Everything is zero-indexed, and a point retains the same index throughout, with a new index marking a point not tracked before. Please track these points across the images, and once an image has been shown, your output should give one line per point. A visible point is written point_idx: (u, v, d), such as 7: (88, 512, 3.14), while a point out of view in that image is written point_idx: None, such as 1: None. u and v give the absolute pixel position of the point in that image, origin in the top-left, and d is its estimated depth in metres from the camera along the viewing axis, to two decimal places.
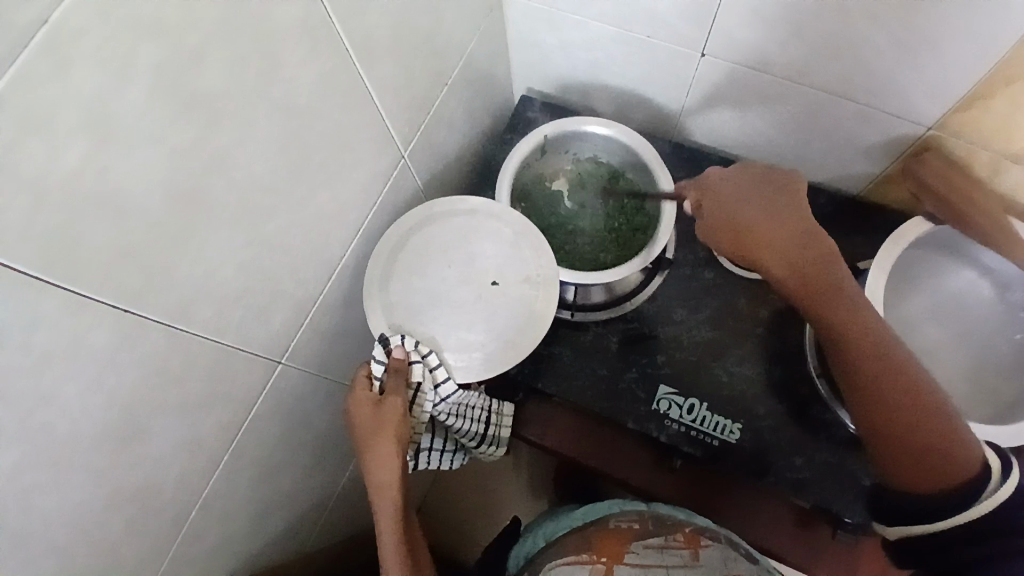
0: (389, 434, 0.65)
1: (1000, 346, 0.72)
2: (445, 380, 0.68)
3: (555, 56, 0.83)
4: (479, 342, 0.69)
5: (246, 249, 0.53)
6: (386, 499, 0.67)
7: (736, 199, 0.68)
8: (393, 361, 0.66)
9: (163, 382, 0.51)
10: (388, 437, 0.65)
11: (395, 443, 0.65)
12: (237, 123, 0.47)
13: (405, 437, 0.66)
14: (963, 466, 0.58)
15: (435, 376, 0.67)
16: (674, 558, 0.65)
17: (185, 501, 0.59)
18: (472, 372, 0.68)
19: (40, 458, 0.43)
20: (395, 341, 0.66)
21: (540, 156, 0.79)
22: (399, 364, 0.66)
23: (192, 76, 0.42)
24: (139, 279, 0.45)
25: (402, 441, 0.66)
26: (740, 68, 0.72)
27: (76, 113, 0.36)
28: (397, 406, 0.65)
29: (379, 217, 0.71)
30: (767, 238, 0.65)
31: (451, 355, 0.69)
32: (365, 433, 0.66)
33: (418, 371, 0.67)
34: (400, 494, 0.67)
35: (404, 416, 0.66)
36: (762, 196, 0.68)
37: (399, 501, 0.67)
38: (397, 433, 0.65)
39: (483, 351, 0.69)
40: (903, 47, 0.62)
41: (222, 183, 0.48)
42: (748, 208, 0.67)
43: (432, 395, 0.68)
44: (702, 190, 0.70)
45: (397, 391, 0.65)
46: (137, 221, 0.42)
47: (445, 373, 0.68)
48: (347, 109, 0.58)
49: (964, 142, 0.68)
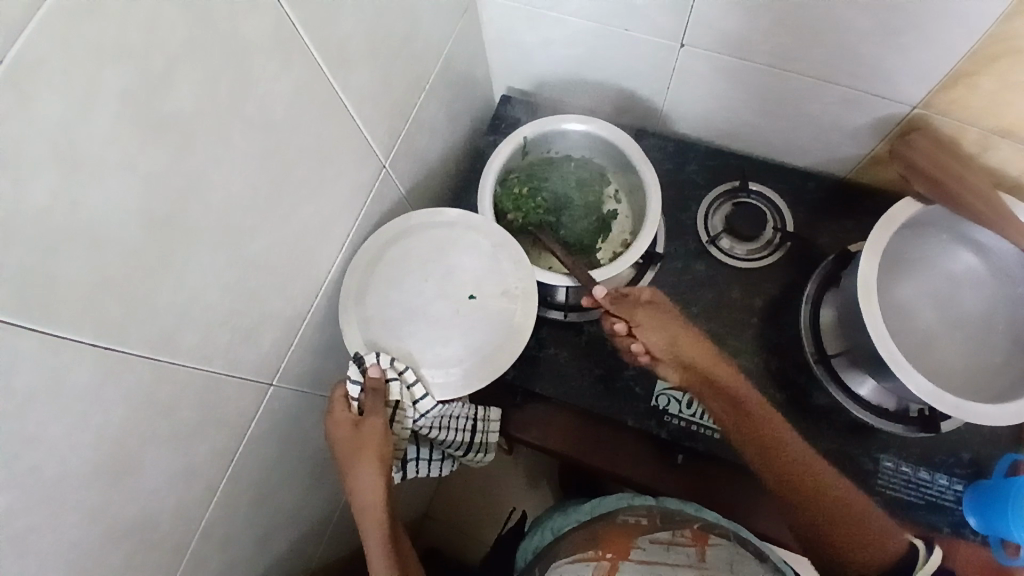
0: (370, 453, 0.64)
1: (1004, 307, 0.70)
2: (423, 396, 0.66)
3: (534, 53, 0.82)
4: (456, 357, 0.68)
5: (228, 272, 0.52)
6: (371, 519, 0.66)
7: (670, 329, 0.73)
8: (368, 380, 0.64)
9: (152, 415, 0.50)
10: (370, 457, 0.64)
11: (376, 463, 0.64)
12: (210, 146, 0.46)
13: (388, 456, 0.65)
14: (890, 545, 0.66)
15: (413, 393, 0.66)
16: (679, 557, 0.64)
17: (183, 531, 0.58)
18: (450, 389, 0.67)
19: (31, 503, 0.42)
20: (370, 360, 0.64)
21: (521, 158, 0.78)
22: (376, 383, 0.64)
23: (159, 102, 0.40)
24: (118, 313, 0.44)
25: (384, 460, 0.65)
26: (720, 55, 0.71)
27: (40, 149, 0.35)
28: (377, 426, 0.64)
29: (364, 228, 0.70)
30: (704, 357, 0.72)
31: (427, 371, 0.67)
32: (347, 453, 0.64)
33: (396, 389, 0.66)
34: (387, 512, 0.66)
35: (384, 434, 0.65)
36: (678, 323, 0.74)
37: (387, 519, 0.66)
38: (379, 451, 0.64)
39: (461, 367, 0.68)
40: (884, 27, 0.61)
41: (200, 207, 0.47)
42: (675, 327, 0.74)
43: (412, 412, 0.67)
44: (640, 305, 0.73)
45: (376, 409, 0.64)
46: (112, 254, 0.41)
47: (423, 390, 0.66)
48: (324, 122, 0.57)
49: (950, 120, 0.67)
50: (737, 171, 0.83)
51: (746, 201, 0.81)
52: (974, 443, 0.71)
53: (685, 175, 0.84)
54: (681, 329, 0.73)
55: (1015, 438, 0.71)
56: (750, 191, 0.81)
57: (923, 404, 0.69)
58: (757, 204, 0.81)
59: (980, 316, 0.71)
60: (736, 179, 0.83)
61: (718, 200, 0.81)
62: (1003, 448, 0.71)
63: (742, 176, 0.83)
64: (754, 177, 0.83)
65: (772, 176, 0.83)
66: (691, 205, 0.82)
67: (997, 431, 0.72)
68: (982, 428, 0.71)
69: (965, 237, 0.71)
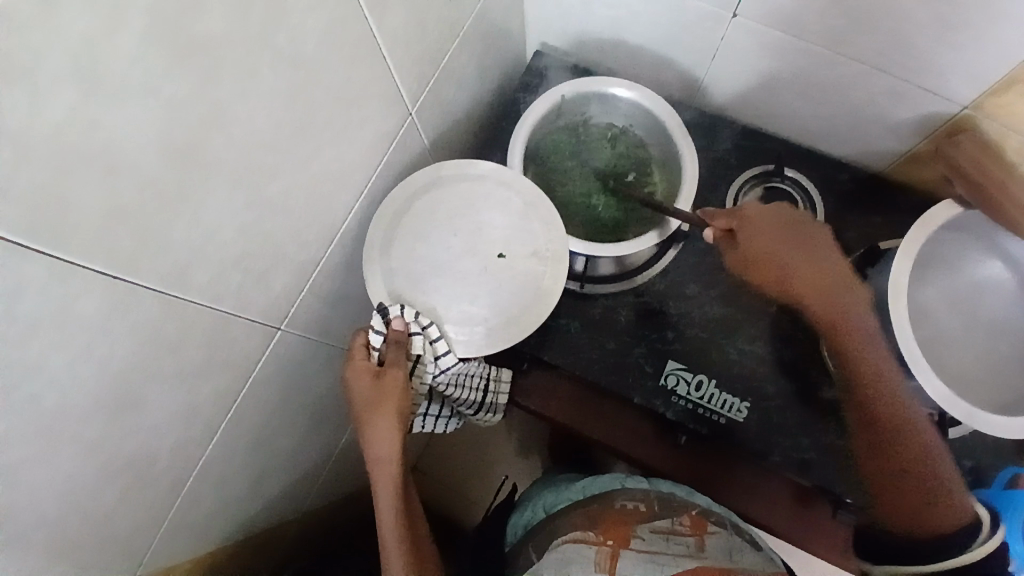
0: (390, 405, 0.62)
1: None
2: (445, 352, 0.65)
3: (574, 11, 0.78)
4: (482, 315, 0.66)
5: (245, 211, 0.50)
6: (384, 474, 0.65)
7: (772, 248, 0.68)
8: (391, 333, 0.62)
9: (157, 352, 0.48)
10: (388, 409, 0.62)
11: (395, 416, 0.63)
12: (237, 76, 0.43)
13: (406, 412, 0.64)
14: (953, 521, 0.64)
15: (435, 348, 0.65)
16: (679, 546, 0.61)
17: (180, 469, 0.57)
18: (472, 347, 0.66)
19: (27, 432, 0.40)
20: (395, 311, 0.62)
21: (556, 116, 0.75)
22: (399, 336, 0.63)
23: (188, 23, 0.37)
24: (131, 244, 0.41)
25: (402, 414, 0.63)
26: (770, 30, 0.68)
27: (59, 61, 0.32)
28: (399, 378, 0.62)
29: (386, 176, 0.67)
30: (797, 279, 0.68)
31: (451, 329, 0.66)
32: (365, 404, 0.62)
33: (419, 343, 0.64)
34: (399, 469, 0.65)
35: (405, 387, 0.63)
36: (792, 241, 0.68)
37: (398, 476, 0.65)
38: (398, 407, 0.62)
39: (485, 326, 0.66)
40: (947, 20, 0.58)
41: (221, 140, 0.44)
42: (779, 245, 0.68)
43: (433, 366, 0.66)
44: (736, 218, 0.68)
45: (398, 362, 0.62)
46: (129, 181, 0.39)
47: (445, 346, 0.65)
48: (355, 61, 0.54)
49: (998, 125, 0.65)
50: (771, 155, 0.81)
51: (778, 186, 0.79)
52: (977, 452, 0.71)
53: (717, 154, 0.82)
54: (791, 250, 0.68)
55: (1017, 452, 0.71)
56: (784, 176, 0.80)
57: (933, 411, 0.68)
58: (790, 190, 0.79)
59: (999, 325, 0.70)
60: (771, 162, 0.81)
61: (749, 182, 0.80)
62: (1005, 459, 0.71)
63: (776, 160, 0.81)
64: (789, 162, 0.81)
65: (806, 163, 0.81)
66: (719, 185, 0.81)
67: (1000, 443, 0.71)
68: (987, 438, 0.71)
69: (995, 245, 0.69)
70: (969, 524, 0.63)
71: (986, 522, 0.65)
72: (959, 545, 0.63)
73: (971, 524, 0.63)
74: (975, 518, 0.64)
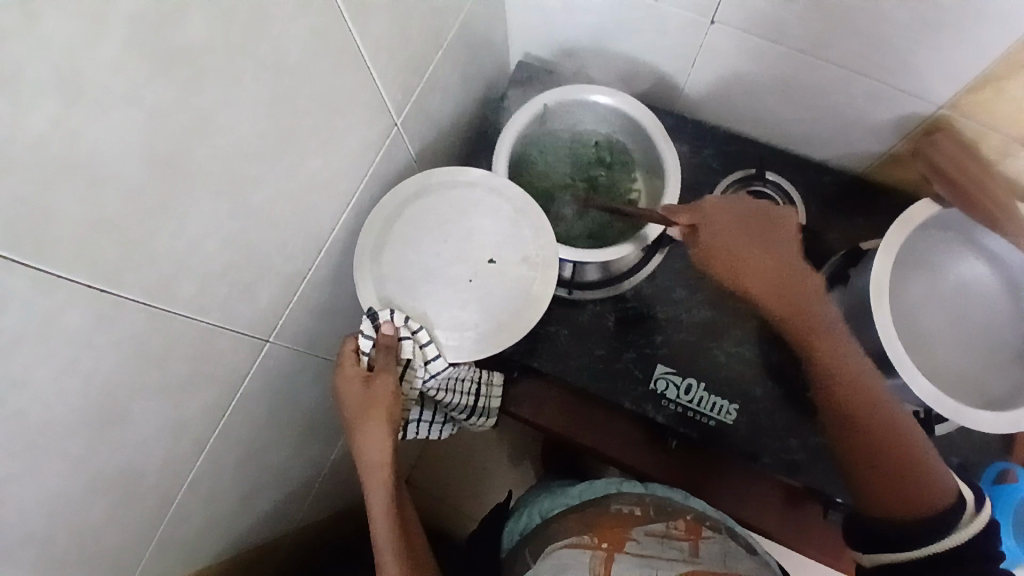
0: (381, 411, 0.62)
1: (1007, 315, 0.70)
2: (436, 357, 0.65)
3: (556, 20, 0.79)
4: (473, 321, 0.66)
5: (231, 223, 0.50)
6: (376, 478, 0.64)
7: (736, 235, 0.66)
8: (382, 338, 0.62)
9: (143, 365, 0.48)
10: (380, 413, 0.62)
11: (386, 421, 0.62)
12: (220, 86, 0.43)
13: (397, 416, 0.63)
14: (941, 497, 0.59)
15: (425, 353, 0.64)
16: (675, 549, 0.61)
17: (168, 485, 0.56)
18: (463, 352, 0.66)
19: (11, 449, 0.40)
20: (384, 317, 0.62)
21: (540, 125, 0.76)
22: (389, 341, 0.62)
23: (170, 33, 0.37)
24: (115, 256, 0.41)
25: (393, 418, 0.63)
26: (749, 36, 0.69)
27: (41, 72, 0.32)
28: (389, 382, 0.62)
29: (372, 185, 0.68)
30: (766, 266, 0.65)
31: (442, 333, 0.66)
32: (356, 411, 0.62)
33: (408, 348, 0.64)
34: (391, 473, 0.64)
35: (395, 392, 0.62)
36: (757, 229, 0.66)
37: (391, 481, 0.64)
38: (389, 411, 0.62)
39: (476, 330, 0.66)
40: (920, 22, 0.59)
41: (205, 151, 0.44)
42: (747, 232, 0.66)
43: (423, 371, 0.65)
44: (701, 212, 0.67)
45: (388, 368, 0.62)
46: (112, 193, 0.39)
47: (436, 350, 0.65)
48: (339, 70, 0.54)
49: (975, 123, 0.66)
50: (754, 159, 0.82)
51: (760, 189, 0.80)
52: (965, 449, 0.72)
53: (700, 159, 0.83)
54: (755, 238, 0.66)
55: (1004, 446, 0.72)
56: (766, 180, 0.81)
57: (920, 408, 0.69)
58: (771, 194, 0.80)
59: (983, 323, 0.71)
60: (753, 165, 0.82)
61: (732, 186, 0.81)
62: (992, 454, 0.71)
63: (759, 164, 0.82)
64: (771, 166, 0.82)
65: (788, 166, 0.82)
66: (704, 189, 0.82)
67: (988, 438, 0.72)
68: (974, 434, 0.72)
69: (977, 244, 0.71)
70: (955, 501, 0.59)
71: (969, 500, 0.59)
72: (948, 523, 0.58)
73: (952, 506, 0.58)
74: (959, 496, 0.59)
